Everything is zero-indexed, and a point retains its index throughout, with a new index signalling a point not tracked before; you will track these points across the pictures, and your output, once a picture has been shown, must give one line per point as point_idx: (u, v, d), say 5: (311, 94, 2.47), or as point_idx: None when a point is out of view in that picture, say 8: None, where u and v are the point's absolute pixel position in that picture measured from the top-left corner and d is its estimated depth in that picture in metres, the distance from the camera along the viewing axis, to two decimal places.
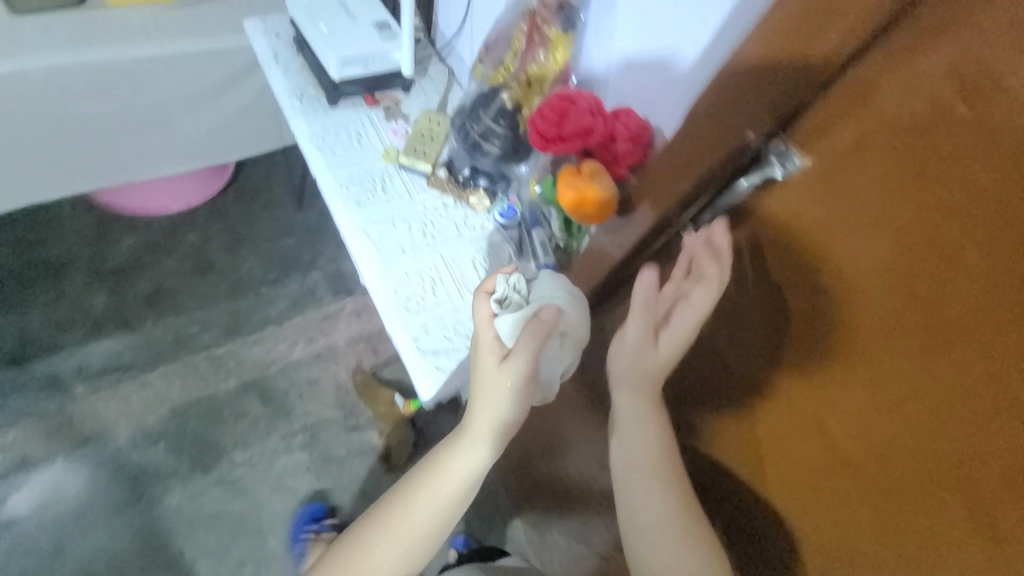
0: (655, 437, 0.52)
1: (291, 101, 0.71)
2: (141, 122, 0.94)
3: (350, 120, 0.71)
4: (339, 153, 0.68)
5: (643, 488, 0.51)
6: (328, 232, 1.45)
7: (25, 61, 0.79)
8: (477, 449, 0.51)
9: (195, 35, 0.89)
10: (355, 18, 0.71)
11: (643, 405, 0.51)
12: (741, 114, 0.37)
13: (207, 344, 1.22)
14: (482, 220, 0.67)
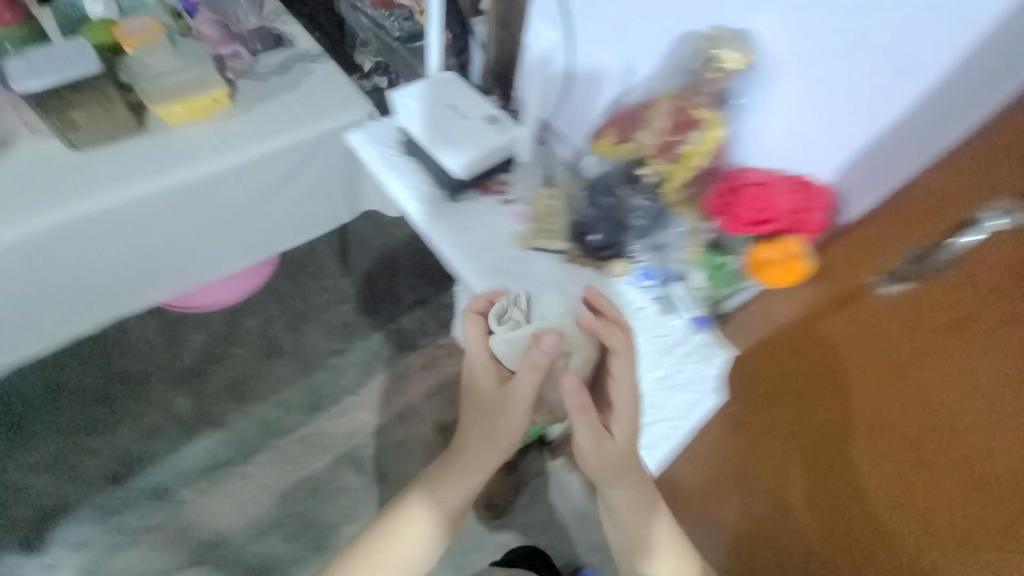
0: (628, 478, 0.65)
1: (411, 204, 0.72)
2: (214, 231, 0.96)
3: (473, 212, 0.72)
4: (476, 250, 0.70)
5: (634, 522, 0.67)
6: (381, 291, 1.47)
7: (105, 196, 0.82)
8: (462, 478, 0.66)
9: (256, 138, 0.90)
10: (463, 113, 0.71)
11: (615, 473, 0.65)
12: (1008, 172, 0.33)
13: (293, 426, 1.24)
14: (621, 287, 0.67)
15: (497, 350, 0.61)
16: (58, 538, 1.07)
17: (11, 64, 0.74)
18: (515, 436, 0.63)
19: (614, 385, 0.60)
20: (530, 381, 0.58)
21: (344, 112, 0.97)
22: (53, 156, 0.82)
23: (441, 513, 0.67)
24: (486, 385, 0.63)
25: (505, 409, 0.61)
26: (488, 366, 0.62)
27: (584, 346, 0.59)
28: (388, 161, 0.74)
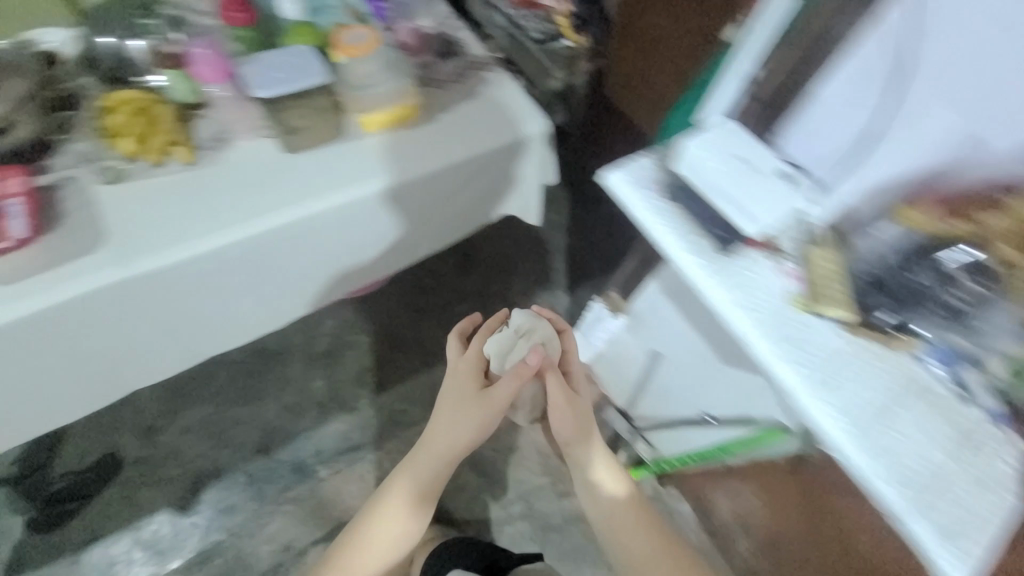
0: (579, 433, 0.81)
1: (683, 262, 0.54)
2: (391, 238, 0.97)
3: (753, 271, 0.53)
4: (757, 309, 0.52)
5: (597, 468, 0.84)
6: (495, 294, 1.50)
7: (315, 201, 0.82)
8: (427, 465, 0.82)
9: (447, 151, 0.91)
10: (760, 160, 0.51)
11: (573, 429, 0.81)
12: None
13: (417, 419, 1.29)
14: (903, 362, 0.52)
15: (490, 358, 0.81)
16: (208, 500, 1.14)
17: (246, 68, 0.75)
18: (478, 427, 0.78)
19: (572, 362, 0.86)
20: (513, 385, 0.74)
21: (520, 126, 0.97)
22: (263, 158, 0.83)
23: (415, 496, 0.85)
24: (466, 391, 0.79)
25: (472, 417, 0.77)
26: (468, 378, 0.79)
27: (545, 336, 0.83)
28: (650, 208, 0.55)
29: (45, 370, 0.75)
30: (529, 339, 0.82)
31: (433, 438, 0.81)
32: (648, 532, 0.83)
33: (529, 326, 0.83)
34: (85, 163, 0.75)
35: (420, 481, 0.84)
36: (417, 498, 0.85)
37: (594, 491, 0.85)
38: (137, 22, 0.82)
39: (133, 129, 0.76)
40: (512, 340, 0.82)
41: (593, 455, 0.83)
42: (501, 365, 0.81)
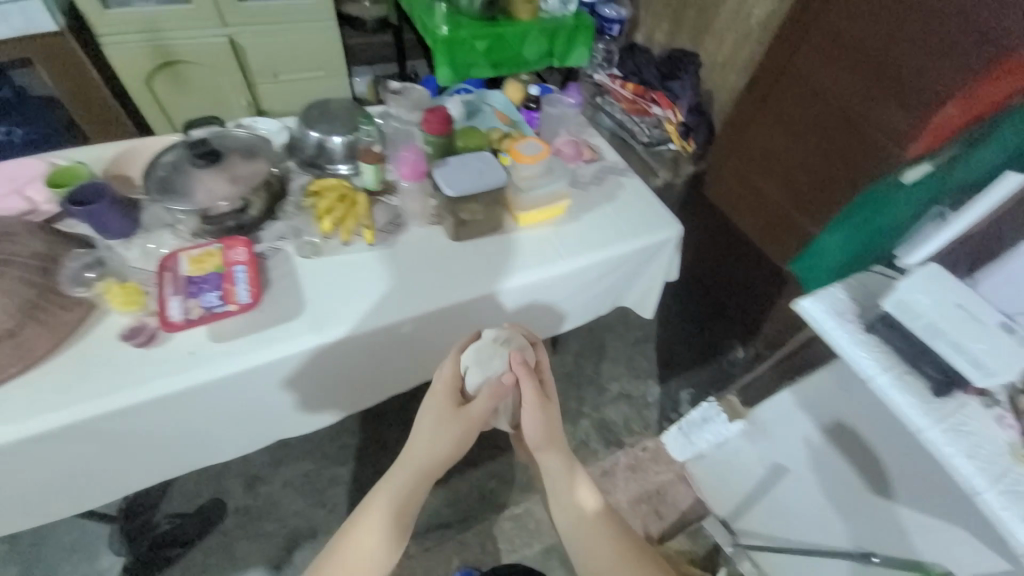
0: (551, 437, 0.72)
1: (897, 398, 0.53)
2: (523, 323, 1.01)
3: (971, 419, 0.53)
4: (983, 460, 0.51)
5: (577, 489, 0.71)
6: (586, 376, 1.51)
7: (479, 287, 0.89)
8: (402, 478, 0.68)
9: (595, 248, 0.98)
10: (981, 312, 0.52)
11: (546, 432, 0.71)
12: None
13: (506, 502, 1.26)
14: None
15: (466, 372, 0.73)
16: (300, 564, 1.12)
17: (438, 169, 0.85)
18: (461, 436, 0.70)
19: (546, 370, 0.77)
20: (488, 402, 0.69)
21: (656, 228, 1.03)
22: (436, 243, 0.92)
23: (384, 527, 0.65)
24: (442, 410, 0.71)
25: (447, 431, 0.70)
26: (448, 388, 0.73)
27: (521, 345, 0.75)
28: (852, 336, 0.57)
29: (221, 424, 0.79)
30: (507, 345, 0.74)
31: (410, 454, 0.70)
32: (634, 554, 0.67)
33: (501, 332, 0.76)
34: (292, 238, 0.86)
35: (390, 512, 0.66)
36: (387, 529, 0.65)
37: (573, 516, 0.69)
38: (359, 125, 0.97)
39: (337, 213, 0.87)
40: (493, 346, 0.74)
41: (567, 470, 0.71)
42: (472, 376, 0.72)
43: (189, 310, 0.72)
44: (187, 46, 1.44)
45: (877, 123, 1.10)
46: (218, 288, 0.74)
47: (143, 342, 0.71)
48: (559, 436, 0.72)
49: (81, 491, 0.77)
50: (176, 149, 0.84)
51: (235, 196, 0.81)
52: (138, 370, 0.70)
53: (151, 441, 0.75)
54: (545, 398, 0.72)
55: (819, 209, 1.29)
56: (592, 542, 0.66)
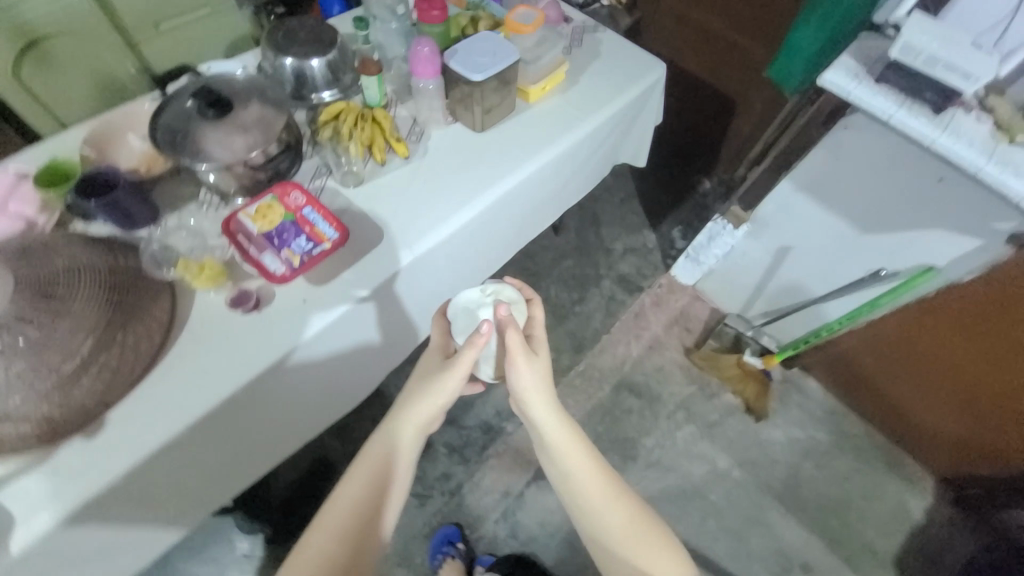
0: (543, 392, 0.72)
1: (904, 119, 0.71)
2: (557, 193, 1.09)
3: (960, 123, 0.71)
4: (966, 147, 0.69)
5: (572, 460, 0.71)
6: (593, 245, 1.65)
7: (522, 168, 0.93)
8: (392, 435, 0.70)
9: (604, 105, 1.04)
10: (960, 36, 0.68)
11: (537, 382, 0.72)
12: (993, 369, 1.06)
13: (570, 364, 1.43)
14: None
15: (455, 327, 0.78)
16: (425, 474, 1.24)
17: (453, 64, 0.85)
18: (448, 393, 0.71)
19: (535, 329, 0.78)
20: (472, 354, 0.69)
21: (648, 69, 1.09)
22: (461, 139, 0.93)
23: (369, 482, 0.66)
24: (432, 359, 0.76)
25: (438, 381, 0.71)
26: (441, 342, 0.78)
27: (509, 298, 0.82)
28: (865, 83, 0.73)
29: (350, 360, 0.82)
30: (495, 297, 0.81)
31: (399, 411, 0.71)
32: (637, 520, 0.69)
33: (493, 287, 0.83)
34: (331, 173, 0.85)
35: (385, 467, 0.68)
36: (374, 482, 0.67)
37: (565, 482, 0.71)
38: (335, 41, 0.91)
39: (361, 136, 0.85)
40: (479, 299, 0.81)
41: (565, 436, 0.71)
42: (460, 326, 0.78)
43: (289, 259, 0.71)
44: (47, 15, 1.18)
45: None
46: (302, 232, 0.73)
47: (258, 304, 0.71)
48: (548, 385, 0.74)
49: (241, 463, 0.79)
50: (177, 105, 0.76)
51: (265, 140, 0.76)
52: (255, 328, 0.70)
53: (296, 396, 0.77)
54: (531, 352, 0.74)
55: (759, 27, 1.39)
56: (588, 494, 0.69)
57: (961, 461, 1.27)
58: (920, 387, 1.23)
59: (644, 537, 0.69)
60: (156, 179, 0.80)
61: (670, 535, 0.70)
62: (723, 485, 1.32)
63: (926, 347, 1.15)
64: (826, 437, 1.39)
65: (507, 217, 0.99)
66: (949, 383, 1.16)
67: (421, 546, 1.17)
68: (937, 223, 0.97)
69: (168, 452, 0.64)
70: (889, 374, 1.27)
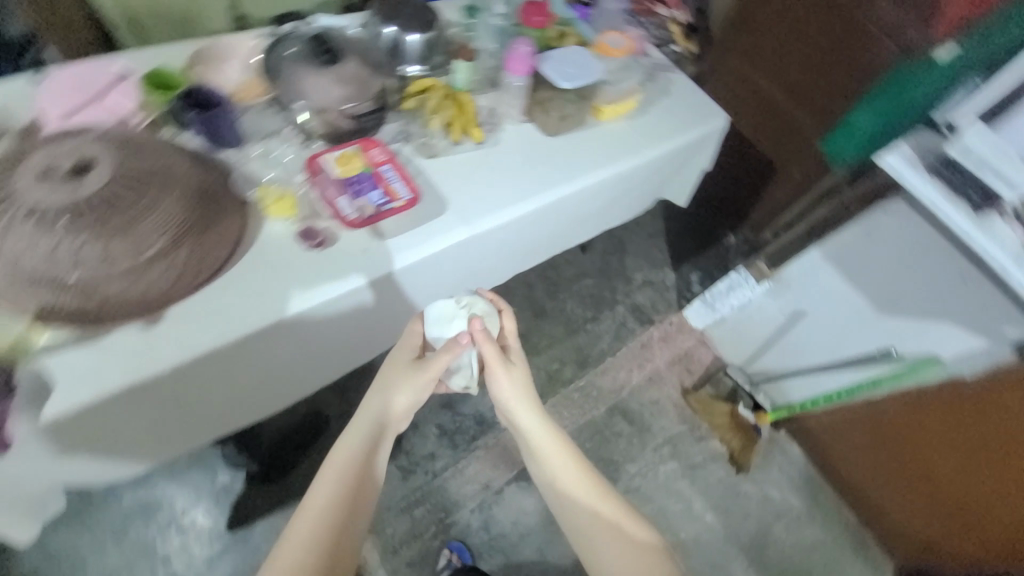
0: (523, 396, 0.77)
1: (947, 209, 0.77)
2: (602, 211, 1.14)
3: (998, 226, 0.76)
4: (996, 248, 0.75)
5: (556, 459, 0.75)
6: (614, 270, 1.70)
7: (579, 179, 0.98)
8: (365, 430, 0.72)
9: (664, 139, 1.09)
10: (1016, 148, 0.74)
11: (515, 388, 0.78)
12: (971, 468, 1.10)
13: (571, 377, 1.46)
14: None
15: (431, 335, 0.79)
16: (412, 450, 1.26)
17: (545, 68, 0.92)
18: (414, 396, 0.75)
19: (510, 339, 0.82)
20: (447, 359, 0.74)
21: (710, 117, 1.16)
22: (530, 138, 0.98)
23: (341, 479, 0.68)
24: (401, 360, 0.77)
25: (408, 380, 0.75)
26: (410, 345, 0.79)
27: (483, 309, 0.81)
28: (916, 169, 0.80)
29: (388, 314, 0.85)
30: (469, 308, 0.80)
31: (370, 410, 0.73)
32: (615, 523, 0.71)
33: (468, 299, 0.82)
34: (407, 140, 0.88)
35: (353, 470, 0.69)
36: (346, 477, 0.68)
37: (545, 476, 0.76)
38: (434, 23, 0.96)
39: (444, 113, 0.91)
40: (453, 311, 0.80)
41: (550, 437, 0.76)
42: (434, 333, 0.79)
43: (362, 208, 0.76)
44: None
45: (877, 15, 1.26)
46: (377, 187, 0.77)
47: (322, 244, 0.74)
48: (527, 392, 0.78)
49: (264, 392, 0.81)
50: (290, 45, 0.83)
51: (358, 97, 0.82)
52: (312, 264, 0.73)
53: (327, 340, 0.80)
54: (508, 361, 0.78)
55: (816, 103, 1.47)
56: (574, 489, 0.74)
57: (919, 552, 1.30)
58: (898, 472, 1.27)
59: (629, 524, 0.71)
60: (247, 106, 0.84)
61: (652, 528, 0.72)
62: (694, 527, 1.34)
63: (910, 435, 1.20)
64: (800, 503, 1.42)
65: (556, 221, 1.03)
66: (928, 475, 1.20)
67: (394, 519, 1.18)
68: (949, 316, 1.03)
69: (206, 362, 0.66)
70: (873, 454, 1.31)
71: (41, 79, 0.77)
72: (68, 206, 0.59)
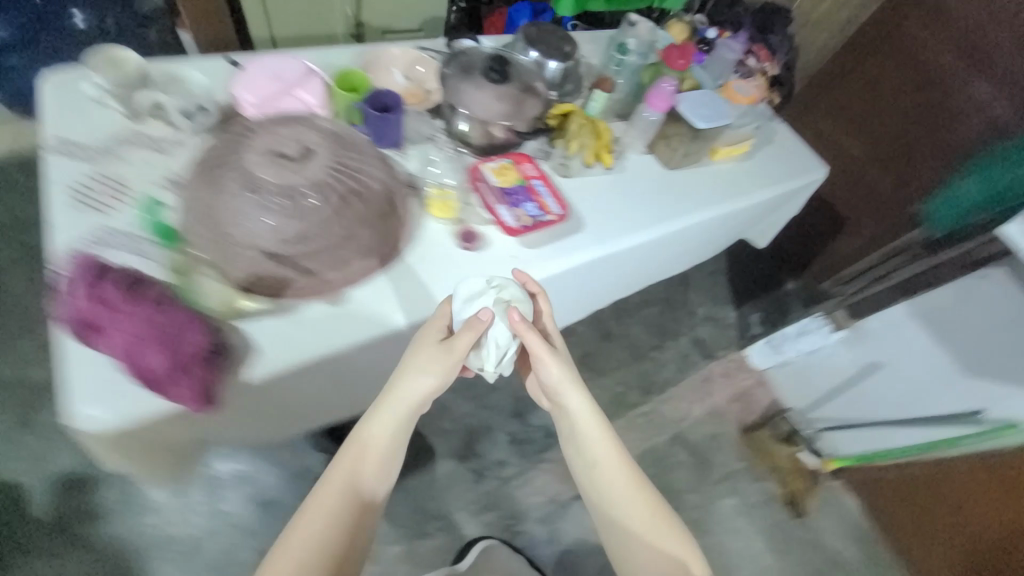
0: (564, 390, 0.71)
1: None
2: (702, 245, 1.18)
3: None
4: None
5: (595, 455, 0.71)
6: (679, 301, 1.73)
7: (698, 211, 1.01)
8: (387, 413, 0.65)
9: (772, 183, 1.14)
10: None
11: (560, 380, 0.70)
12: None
13: (636, 402, 1.49)
14: None
15: (457, 314, 0.69)
16: (484, 454, 1.28)
17: (681, 106, 0.98)
18: (435, 384, 0.66)
19: (548, 322, 0.74)
20: (472, 339, 0.64)
21: (810, 168, 1.20)
22: (654, 169, 1.03)
23: (360, 464, 0.64)
24: (426, 340, 0.67)
25: (432, 363, 0.65)
26: (438, 322, 0.69)
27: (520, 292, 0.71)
28: None
29: None
30: (505, 287, 0.70)
31: (386, 399, 0.65)
32: (647, 525, 0.69)
33: (501, 280, 0.71)
34: (547, 158, 0.94)
35: (372, 460, 0.65)
36: (365, 462, 0.64)
37: (581, 469, 0.73)
38: (571, 53, 1.03)
39: (580, 138, 0.95)
40: (482, 287, 0.69)
41: (590, 435, 0.71)
42: (462, 311, 0.68)
43: (520, 218, 0.80)
44: None
45: (971, 94, 1.31)
46: (531, 200, 0.82)
47: (476, 247, 0.80)
48: (572, 384, 0.71)
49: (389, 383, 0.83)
50: (457, 62, 0.90)
51: (515, 115, 0.88)
52: (470, 264, 0.78)
53: None
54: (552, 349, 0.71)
55: (895, 166, 1.50)
56: (609, 487, 0.71)
57: None
58: (961, 539, 1.26)
59: (665, 539, 0.69)
60: (408, 111, 0.90)
61: (682, 531, 0.70)
62: (752, 566, 1.35)
63: (981, 502, 1.20)
64: (855, 555, 1.42)
65: (667, 251, 1.06)
66: (991, 545, 1.19)
67: (466, 519, 1.21)
68: None
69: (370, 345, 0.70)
70: (936, 516, 1.30)
71: (237, 65, 0.83)
72: (283, 189, 0.66)
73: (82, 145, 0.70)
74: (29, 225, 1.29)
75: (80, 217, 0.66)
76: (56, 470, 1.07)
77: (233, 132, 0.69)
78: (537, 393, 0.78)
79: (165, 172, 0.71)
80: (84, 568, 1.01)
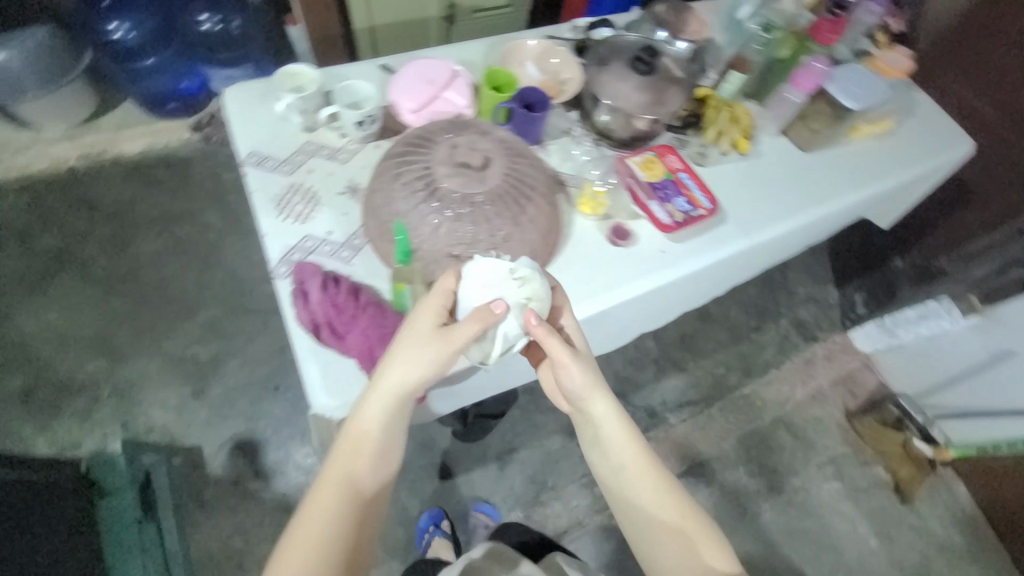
0: (585, 386, 0.66)
1: None
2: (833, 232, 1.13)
3: None
4: None
5: (622, 453, 0.69)
6: (778, 281, 1.67)
7: (837, 197, 0.97)
8: (380, 407, 0.60)
9: (914, 161, 1.07)
10: None
11: (584, 379, 0.66)
12: None
13: (736, 384, 1.49)
14: None
15: (461, 304, 0.63)
16: None
17: (829, 86, 0.93)
18: (432, 376, 0.61)
19: (565, 318, 0.69)
20: (474, 330, 0.59)
21: (953, 140, 1.11)
22: (789, 152, 0.99)
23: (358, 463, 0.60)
24: (422, 328, 0.61)
25: (429, 355, 0.60)
26: (435, 303, 0.62)
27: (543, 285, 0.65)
28: None
29: (648, 316, 0.91)
30: (523, 276, 0.64)
31: (376, 392, 0.60)
32: (676, 522, 0.67)
33: (523, 270, 0.64)
34: (685, 146, 0.93)
35: (367, 459, 0.60)
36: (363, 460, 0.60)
37: (611, 467, 0.70)
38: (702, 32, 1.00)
39: (720, 126, 0.94)
40: (502, 277, 0.63)
41: (615, 432, 0.68)
42: (472, 295, 0.62)
43: (672, 214, 0.82)
44: None
45: None
46: (681, 193, 0.84)
47: (628, 242, 0.82)
48: (597, 383, 0.67)
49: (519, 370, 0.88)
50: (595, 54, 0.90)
51: (656, 103, 0.86)
52: (620, 259, 0.81)
53: (609, 329, 0.86)
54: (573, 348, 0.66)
55: None
56: (642, 486, 0.68)
57: None
58: None
59: (693, 537, 0.67)
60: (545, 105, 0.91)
61: (715, 529, 0.68)
62: (859, 547, 1.36)
63: None
64: (968, 545, 1.39)
65: (801, 240, 1.02)
66: None
67: (578, 492, 1.29)
68: None
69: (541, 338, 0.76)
70: None
71: (389, 70, 0.87)
72: (464, 195, 0.69)
73: (273, 157, 0.78)
74: (176, 218, 1.42)
75: (284, 226, 0.73)
76: (225, 436, 1.21)
77: (410, 138, 0.74)
78: (553, 392, 0.74)
79: (346, 180, 0.78)
80: (256, 523, 1.16)
